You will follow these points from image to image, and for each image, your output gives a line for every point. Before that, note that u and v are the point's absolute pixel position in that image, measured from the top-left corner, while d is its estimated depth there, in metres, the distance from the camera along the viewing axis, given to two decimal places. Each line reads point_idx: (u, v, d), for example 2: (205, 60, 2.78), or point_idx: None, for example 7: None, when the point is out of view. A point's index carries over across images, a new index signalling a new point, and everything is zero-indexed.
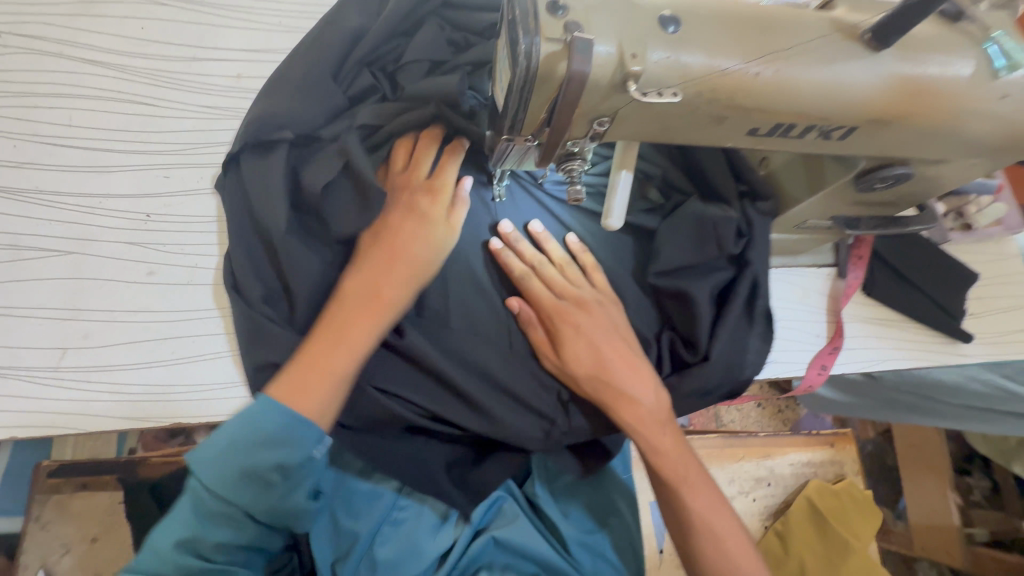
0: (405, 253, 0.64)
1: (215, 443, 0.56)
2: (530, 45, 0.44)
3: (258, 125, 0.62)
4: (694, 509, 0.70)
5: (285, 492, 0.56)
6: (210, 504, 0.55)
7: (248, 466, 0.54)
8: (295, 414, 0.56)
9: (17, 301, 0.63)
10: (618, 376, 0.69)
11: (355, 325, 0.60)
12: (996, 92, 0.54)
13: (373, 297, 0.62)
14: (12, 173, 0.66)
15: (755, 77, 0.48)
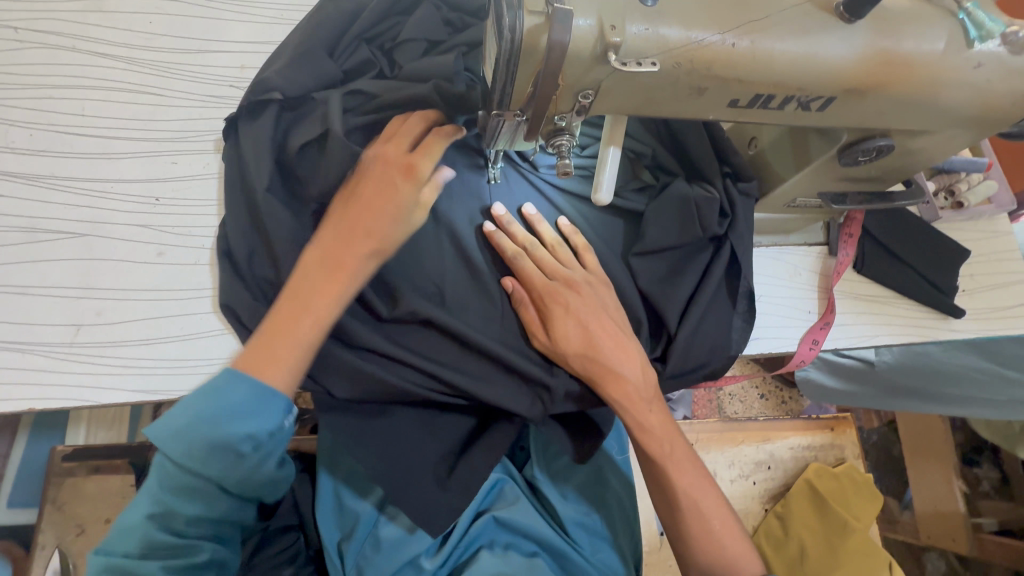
0: (372, 228, 0.63)
1: (178, 417, 0.57)
2: (514, 19, 0.46)
3: (254, 86, 0.68)
4: (682, 486, 0.72)
5: (256, 464, 0.58)
6: (180, 479, 0.57)
7: (215, 439, 0.56)
8: (256, 382, 0.58)
9: (34, 281, 0.66)
10: (606, 355, 0.71)
11: (315, 295, 0.61)
12: (970, 61, 0.56)
13: (336, 267, 0.62)
14: (29, 160, 0.70)
15: (731, 48, 0.50)
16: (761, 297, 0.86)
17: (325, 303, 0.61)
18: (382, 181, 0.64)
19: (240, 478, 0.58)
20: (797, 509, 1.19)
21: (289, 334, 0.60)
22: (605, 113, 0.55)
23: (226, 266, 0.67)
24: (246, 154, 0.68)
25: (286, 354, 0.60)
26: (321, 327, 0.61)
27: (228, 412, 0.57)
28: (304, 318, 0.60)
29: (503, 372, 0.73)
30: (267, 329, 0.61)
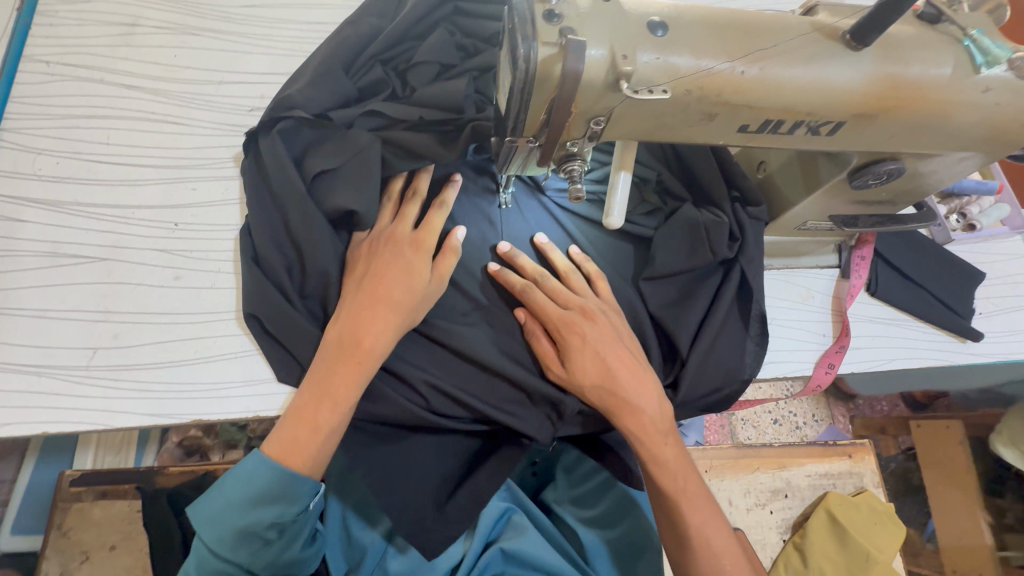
0: (392, 301, 0.65)
1: (216, 503, 0.61)
2: (528, 49, 0.48)
3: (275, 102, 0.72)
4: (696, 520, 0.70)
5: (281, 546, 0.63)
6: (215, 564, 0.61)
7: (241, 526, 0.60)
8: (287, 472, 0.60)
9: (53, 303, 0.66)
10: (624, 386, 0.70)
11: (340, 380, 0.62)
12: (978, 86, 0.57)
13: (355, 348, 0.63)
14: (54, 186, 0.71)
15: (740, 75, 0.51)
16: (774, 320, 0.85)
17: (350, 384, 0.62)
18: (396, 256, 0.68)
19: (270, 559, 0.63)
20: (818, 540, 1.14)
21: (319, 416, 0.61)
22: (615, 139, 0.56)
23: (249, 271, 0.68)
24: (269, 172, 0.71)
25: (318, 438, 0.61)
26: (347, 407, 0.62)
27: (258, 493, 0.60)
28: (328, 401, 0.61)
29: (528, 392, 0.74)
30: (295, 423, 0.61)
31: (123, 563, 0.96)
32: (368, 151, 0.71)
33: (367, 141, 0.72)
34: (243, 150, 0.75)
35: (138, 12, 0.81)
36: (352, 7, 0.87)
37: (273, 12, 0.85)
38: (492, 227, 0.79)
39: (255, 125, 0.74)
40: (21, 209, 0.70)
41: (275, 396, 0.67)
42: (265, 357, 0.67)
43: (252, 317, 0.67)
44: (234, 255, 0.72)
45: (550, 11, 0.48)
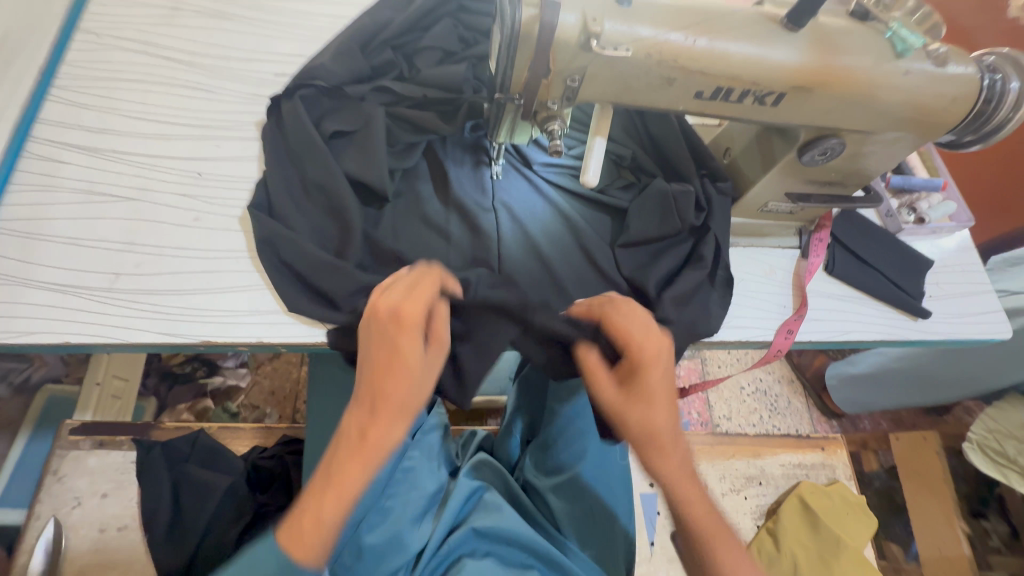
0: (390, 381, 0.62)
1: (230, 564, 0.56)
2: (514, 12, 0.57)
3: (300, 74, 0.82)
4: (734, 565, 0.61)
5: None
6: None
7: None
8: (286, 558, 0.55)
9: (83, 233, 0.74)
10: (656, 401, 0.66)
11: (377, 433, 0.61)
12: (900, 69, 0.67)
13: (361, 440, 0.61)
14: (93, 136, 0.80)
15: (692, 45, 0.61)
16: (739, 290, 0.93)
17: (388, 429, 0.61)
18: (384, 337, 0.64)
19: None
20: (790, 526, 1.18)
21: (338, 493, 0.58)
22: (591, 98, 0.65)
23: (267, 212, 0.76)
24: (289, 132, 0.80)
25: (319, 525, 0.57)
26: (348, 500, 0.58)
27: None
28: (331, 493, 0.58)
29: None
30: (326, 471, 0.60)
31: (112, 511, 0.98)
32: (378, 118, 0.81)
33: (378, 112, 0.82)
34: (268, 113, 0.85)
35: None
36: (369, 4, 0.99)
37: (299, 5, 0.97)
38: (484, 192, 0.88)
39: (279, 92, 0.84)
40: (61, 153, 0.78)
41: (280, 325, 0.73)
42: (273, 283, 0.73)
43: (265, 252, 0.74)
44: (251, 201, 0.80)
45: None
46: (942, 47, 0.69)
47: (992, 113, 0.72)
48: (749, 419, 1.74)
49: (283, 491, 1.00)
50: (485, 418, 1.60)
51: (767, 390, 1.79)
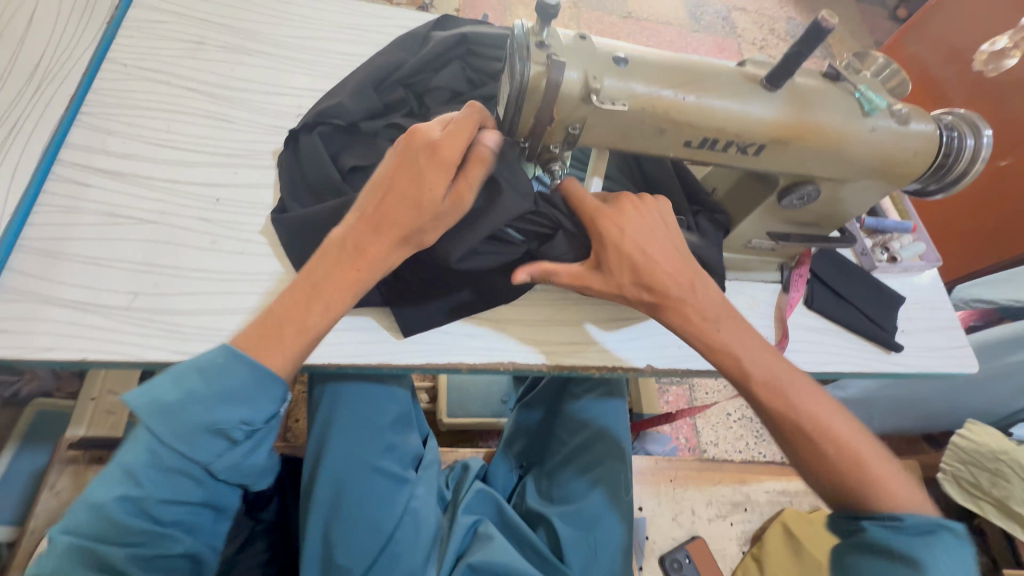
0: (396, 218, 0.67)
1: (166, 390, 0.63)
2: (523, 67, 0.63)
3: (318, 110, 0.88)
4: (847, 438, 0.69)
5: (246, 452, 0.66)
6: (169, 463, 0.62)
7: (211, 424, 0.63)
8: (259, 366, 0.64)
9: (105, 253, 0.77)
10: (662, 279, 0.73)
11: (371, 251, 0.67)
12: (867, 126, 0.74)
13: (358, 257, 0.67)
14: (117, 161, 0.84)
15: (682, 101, 0.67)
16: None
17: (383, 248, 0.68)
18: (410, 162, 0.67)
19: (233, 464, 0.65)
20: (774, 552, 1.18)
21: (322, 302, 0.67)
22: (590, 143, 0.71)
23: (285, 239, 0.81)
24: (306, 165, 0.86)
25: (291, 340, 0.66)
26: (335, 312, 0.68)
27: (220, 397, 0.63)
28: (319, 304, 0.67)
29: (516, 362, 0.85)
30: (318, 280, 0.67)
31: None
32: None
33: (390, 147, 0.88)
34: (284, 144, 0.90)
35: (205, 33, 0.99)
36: (382, 44, 1.06)
37: (316, 43, 1.03)
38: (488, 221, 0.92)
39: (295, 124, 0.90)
40: (87, 176, 0.82)
41: None
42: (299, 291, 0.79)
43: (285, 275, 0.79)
44: (267, 230, 0.84)
45: (541, 41, 0.64)
46: (905, 107, 0.77)
47: (951, 165, 0.80)
48: (737, 445, 1.78)
49: (278, 511, 1.00)
50: (477, 440, 1.62)
51: (753, 417, 1.83)
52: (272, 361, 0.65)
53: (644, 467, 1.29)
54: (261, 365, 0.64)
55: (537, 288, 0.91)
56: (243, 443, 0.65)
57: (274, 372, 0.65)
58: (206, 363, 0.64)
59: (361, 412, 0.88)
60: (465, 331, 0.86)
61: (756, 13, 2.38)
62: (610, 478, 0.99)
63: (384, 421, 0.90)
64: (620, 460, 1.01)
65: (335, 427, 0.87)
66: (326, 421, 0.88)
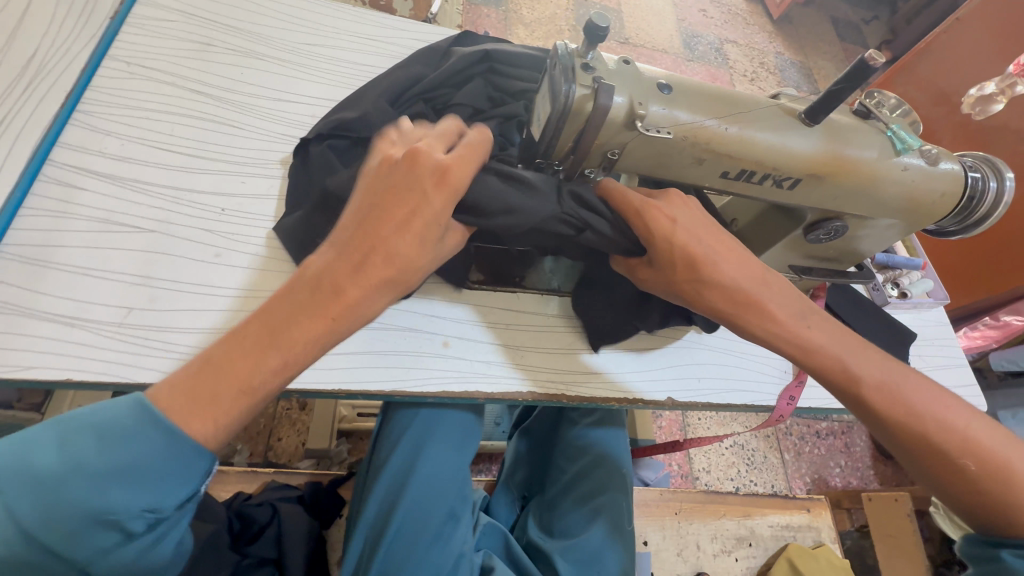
0: (389, 254, 0.53)
1: (49, 457, 0.46)
2: (567, 89, 0.61)
3: (336, 121, 0.84)
4: (990, 447, 0.58)
5: (148, 544, 0.49)
6: (31, 551, 0.46)
7: (100, 512, 0.46)
8: (179, 436, 0.48)
9: (97, 263, 0.71)
10: (728, 274, 0.64)
11: (354, 292, 0.53)
12: (899, 165, 0.74)
13: (335, 296, 0.52)
14: (115, 164, 0.78)
15: (724, 131, 0.66)
16: (744, 351, 0.94)
17: (367, 291, 0.53)
18: (412, 192, 0.55)
19: (123, 562, 0.48)
20: None
21: (284, 353, 0.50)
22: (627, 169, 0.70)
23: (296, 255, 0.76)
24: (315, 175, 0.81)
25: (227, 403, 0.48)
26: (295, 367, 0.51)
27: (123, 475, 0.47)
28: (273, 356, 0.50)
29: (533, 392, 0.81)
30: (279, 321, 0.51)
31: None
32: None
33: None
34: (294, 153, 0.85)
35: (212, 35, 0.94)
36: (398, 56, 1.03)
37: (329, 51, 1.00)
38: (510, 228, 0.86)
39: (307, 134, 0.85)
40: (81, 179, 0.76)
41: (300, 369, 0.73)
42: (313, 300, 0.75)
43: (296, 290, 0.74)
44: (273, 244, 0.79)
45: (586, 64, 0.62)
46: (933, 149, 0.78)
47: (975, 207, 0.80)
48: (728, 474, 1.75)
49: (273, 541, 0.90)
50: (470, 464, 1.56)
51: (745, 445, 1.81)
52: (197, 430, 0.48)
53: (648, 499, 1.24)
54: (179, 432, 0.48)
55: (552, 313, 0.87)
56: (143, 536, 0.48)
57: (197, 439, 0.48)
58: (112, 418, 0.48)
59: (439, 440, 0.84)
60: (482, 357, 0.81)
61: (747, 46, 2.43)
62: (610, 510, 0.94)
63: (465, 450, 0.87)
64: (624, 491, 0.97)
65: (419, 454, 0.82)
66: (419, 439, 0.84)
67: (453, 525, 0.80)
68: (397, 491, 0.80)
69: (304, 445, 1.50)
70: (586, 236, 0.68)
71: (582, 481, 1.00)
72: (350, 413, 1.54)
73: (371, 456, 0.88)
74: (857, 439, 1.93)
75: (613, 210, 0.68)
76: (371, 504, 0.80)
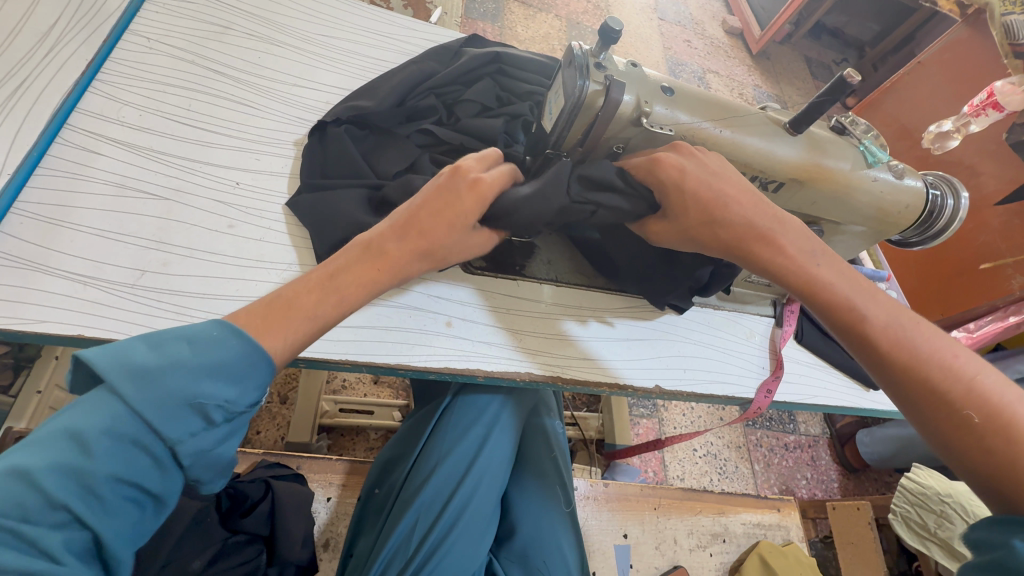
0: (427, 229, 0.63)
1: (144, 353, 0.47)
2: (582, 84, 0.67)
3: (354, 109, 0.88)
4: (999, 398, 0.52)
5: (221, 439, 0.49)
6: (125, 430, 0.44)
7: (192, 395, 0.47)
8: (256, 343, 0.51)
9: (113, 226, 0.72)
10: (738, 214, 0.67)
11: (393, 254, 0.62)
12: (871, 176, 0.82)
13: (380, 255, 0.61)
14: (132, 132, 0.80)
15: (718, 133, 0.73)
16: (726, 347, 0.99)
17: (405, 257, 0.63)
18: (449, 187, 0.63)
19: (200, 451, 0.47)
20: None
21: (341, 292, 0.58)
22: None
23: (310, 227, 0.79)
24: (333, 156, 0.86)
25: (298, 324, 0.55)
26: (347, 307, 0.59)
27: (208, 369, 0.48)
28: (333, 295, 0.58)
29: (530, 373, 0.84)
30: (338, 271, 0.59)
31: None
32: (421, 156, 0.86)
33: (417, 150, 0.88)
34: (310, 133, 0.89)
35: (231, 19, 0.97)
36: (410, 53, 1.07)
37: (344, 44, 1.03)
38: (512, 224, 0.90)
39: (325, 117, 0.89)
40: (99, 145, 0.77)
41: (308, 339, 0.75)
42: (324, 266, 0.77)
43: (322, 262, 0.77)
44: (286, 219, 0.81)
45: (599, 63, 0.69)
46: (899, 165, 0.86)
47: (935, 221, 0.88)
48: (701, 481, 1.80)
49: (266, 517, 0.89)
50: None
51: (717, 454, 1.87)
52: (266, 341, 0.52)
53: (628, 494, 1.28)
54: (258, 344, 0.51)
55: (546, 301, 0.91)
56: (221, 427, 0.49)
57: (269, 352, 0.53)
58: (196, 330, 0.50)
59: (498, 433, 0.90)
60: (482, 338, 0.85)
61: (727, 77, 2.58)
62: (552, 507, 0.92)
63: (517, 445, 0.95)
64: (560, 481, 0.96)
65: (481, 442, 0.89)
66: (490, 423, 0.92)
67: (492, 519, 0.85)
68: (467, 466, 0.86)
69: (285, 438, 1.49)
70: (601, 214, 0.71)
71: (527, 478, 0.97)
72: (332, 409, 1.52)
73: (425, 442, 0.91)
74: (822, 452, 2.01)
75: (625, 182, 0.71)
76: (433, 482, 0.84)
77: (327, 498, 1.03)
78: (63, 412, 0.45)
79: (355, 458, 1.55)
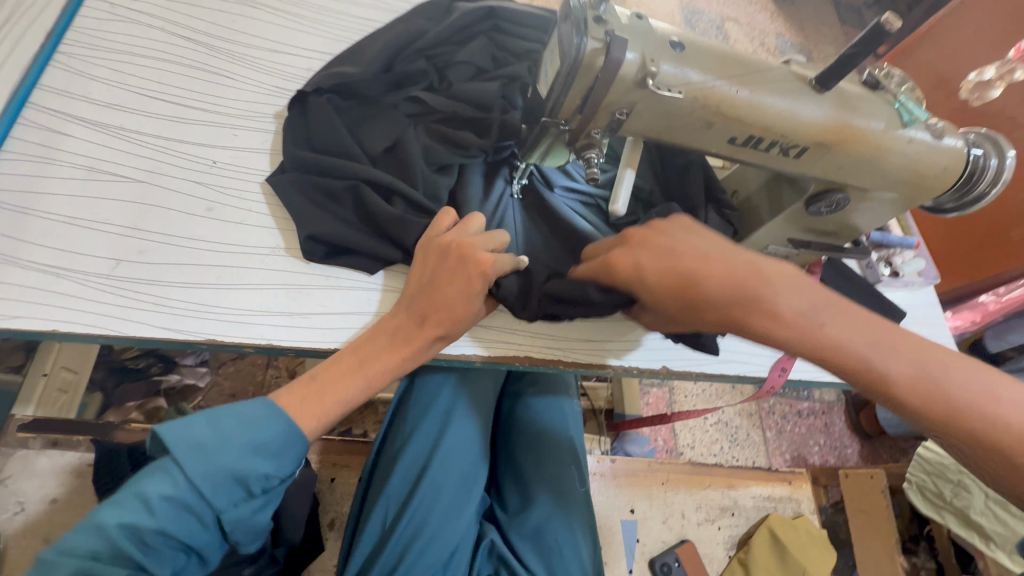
0: (442, 315, 0.65)
1: (203, 430, 0.56)
2: (580, 41, 0.59)
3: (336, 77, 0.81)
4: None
5: (259, 507, 0.58)
6: (183, 498, 0.53)
7: (239, 470, 0.56)
8: (294, 426, 0.60)
9: (86, 213, 0.69)
10: None
11: (415, 339, 0.66)
12: (906, 136, 0.74)
13: (403, 339, 0.66)
14: (102, 110, 0.75)
15: (734, 94, 0.65)
16: None
17: (427, 340, 0.66)
18: (451, 270, 0.65)
19: (241, 518, 0.56)
20: (760, 555, 1.19)
21: (371, 371, 0.64)
22: (634, 130, 0.68)
23: (292, 208, 0.74)
24: (314, 128, 0.79)
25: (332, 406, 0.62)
26: (376, 386, 0.65)
27: (252, 447, 0.57)
28: (361, 379, 0.64)
29: (530, 357, 0.80)
30: (366, 354, 0.65)
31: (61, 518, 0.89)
32: (409, 129, 0.80)
33: (405, 121, 0.81)
34: (291, 104, 0.82)
35: None
36: (398, 10, 0.98)
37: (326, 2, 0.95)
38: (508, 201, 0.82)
39: (305, 86, 0.82)
40: (68, 126, 0.73)
41: (291, 326, 0.69)
42: (307, 253, 0.72)
43: (304, 242, 0.71)
44: (267, 199, 0.76)
45: (599, 17, 0.61)
46: (938, 122, 0.77)
47: (975, 185, 0.80)
48: (711, 450, 1.79)
49: None
50: None
51: (728, 422, 1.84)
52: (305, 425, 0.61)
53: (636, 469, 1.27)
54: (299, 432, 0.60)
55: None
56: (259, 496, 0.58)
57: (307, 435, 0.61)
58: (245, 411, 0.59)
59: (458, 409, 0.87)
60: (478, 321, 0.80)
61: (748, 25, 2.39)
62: (562, 484, 0.90)
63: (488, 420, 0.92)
64: (574, 461, 0.94)
65: (450, 419, 0.86)
66: (456, 401, 0.88)
67: (470, 490, 0.83)
68: (435, 443, 0.84)
69: None
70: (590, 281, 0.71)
71: (528, 454, 0.94)
72: None
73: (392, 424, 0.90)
74: (836, 420, 1.98)
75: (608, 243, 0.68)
76: (405, 461, 0.82)
77: (329, 480, 1.03)
78: (138, 477, 0.54)
79: (364, 432, 1.56)
